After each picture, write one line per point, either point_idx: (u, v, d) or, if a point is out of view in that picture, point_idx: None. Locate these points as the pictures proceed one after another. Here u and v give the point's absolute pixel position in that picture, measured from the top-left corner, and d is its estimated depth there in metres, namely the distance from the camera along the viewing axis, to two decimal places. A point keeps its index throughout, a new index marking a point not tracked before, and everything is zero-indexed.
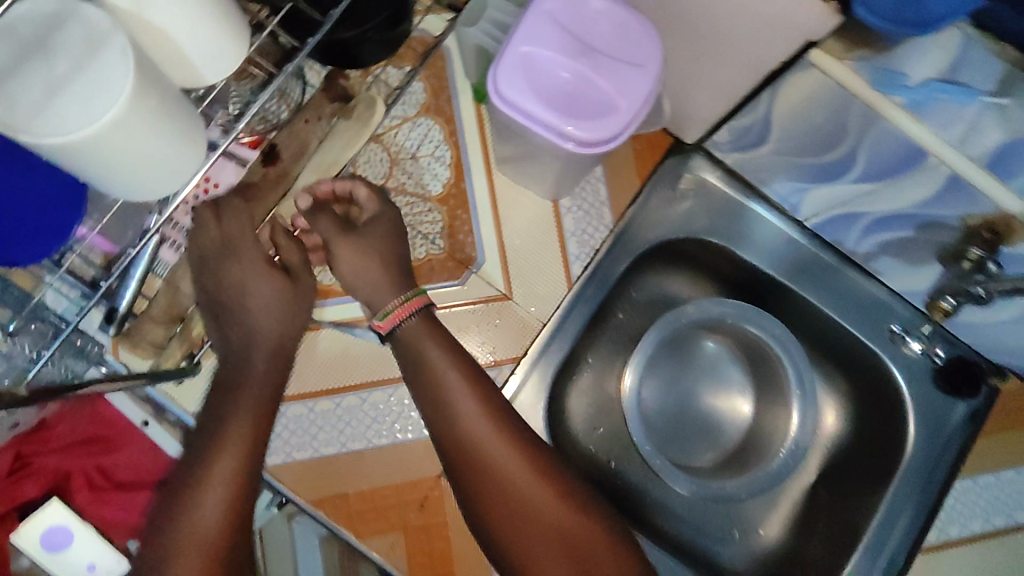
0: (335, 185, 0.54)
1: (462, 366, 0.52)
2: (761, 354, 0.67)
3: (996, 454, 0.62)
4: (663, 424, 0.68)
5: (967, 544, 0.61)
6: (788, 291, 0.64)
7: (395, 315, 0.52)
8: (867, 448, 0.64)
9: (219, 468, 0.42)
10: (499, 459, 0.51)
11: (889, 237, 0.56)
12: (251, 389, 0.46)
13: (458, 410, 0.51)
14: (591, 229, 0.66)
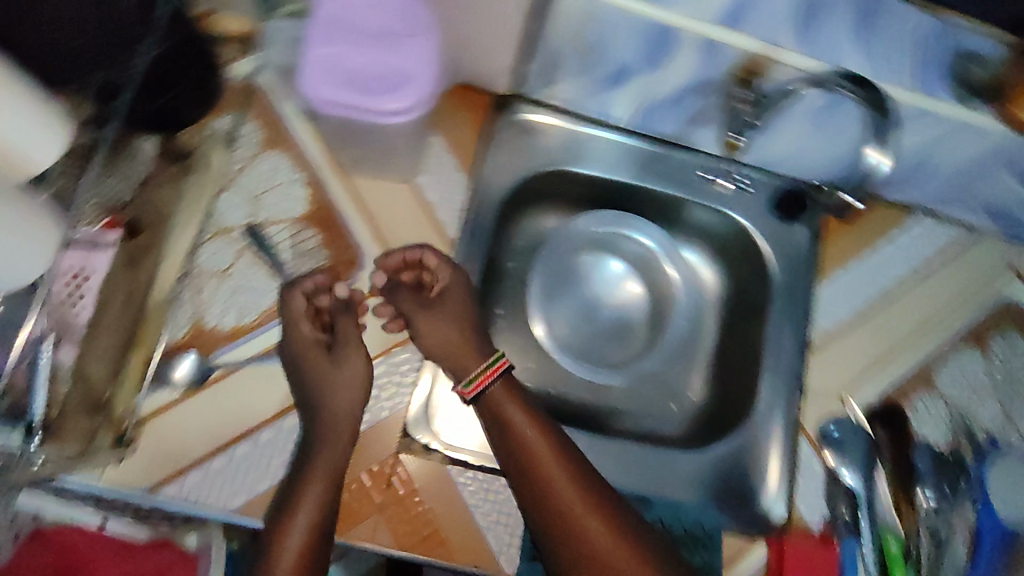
0: (405, 261, 0.67)
1: (533, 417, 0.65)
2: (643, 259, 0.80)
3: (839, 254, 0.75)
4: (580, 342, 0.79)
5: (841, 331, 0.73)
6: (636, 188, 0.76)
7: (480, 379, 0.66)
8: (742, 285, 0.79)
9: (298, 516, 0.56)
10: (561, 489, 0.61)
11: (686, 107, 0.68)
12: (325, 449, 0.59)
13: (529, 446, 0.63)
14: (454, 194, 0.71)
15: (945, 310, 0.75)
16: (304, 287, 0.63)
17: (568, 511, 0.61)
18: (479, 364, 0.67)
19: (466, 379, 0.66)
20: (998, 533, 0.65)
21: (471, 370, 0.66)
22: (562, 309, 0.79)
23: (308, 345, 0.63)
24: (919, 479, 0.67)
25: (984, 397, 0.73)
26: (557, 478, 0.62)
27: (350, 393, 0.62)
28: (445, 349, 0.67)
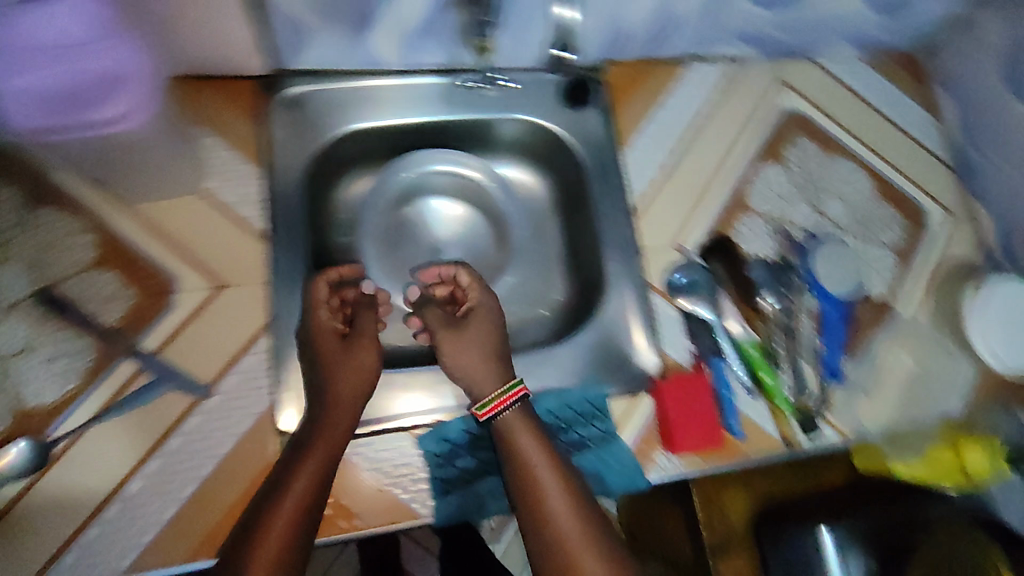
0: (443, 272, 0.73)
1: (549, 451, 0.60)
2: (467, 185, 0.81)
3: (633, 119, 0.80)
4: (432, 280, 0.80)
5: (658, 185, 0.78)
6: (429, 123, 0.77)
7: (494, 404, 0.63)
8: (561, 176, 0.83)
9: (291, 491, 0.55)
10: (566, 526, 0.57)
11: (429, 25, 0.69)
12: (307, 469, 0.56)
13: (536, 484, 0.59)
14: (249, 185, 0.69)
15: (737, 138, 0.82)
16: (328, 277, 0.67)
17: (572, 557, 0.56)
18: (495, 387, 0.64)
19: (479, 403, 0.63)
20: (834, 309, 0.75)
21: (489, 393, 0.63)
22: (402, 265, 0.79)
23: (319, 325, 0.64)
24: (759, 290, 0.75)
25: (793, 201, 0.80)
26: (564, 518, 0.57)
27: (357, 376, 0.63)
28: (466, 362, 0.66)
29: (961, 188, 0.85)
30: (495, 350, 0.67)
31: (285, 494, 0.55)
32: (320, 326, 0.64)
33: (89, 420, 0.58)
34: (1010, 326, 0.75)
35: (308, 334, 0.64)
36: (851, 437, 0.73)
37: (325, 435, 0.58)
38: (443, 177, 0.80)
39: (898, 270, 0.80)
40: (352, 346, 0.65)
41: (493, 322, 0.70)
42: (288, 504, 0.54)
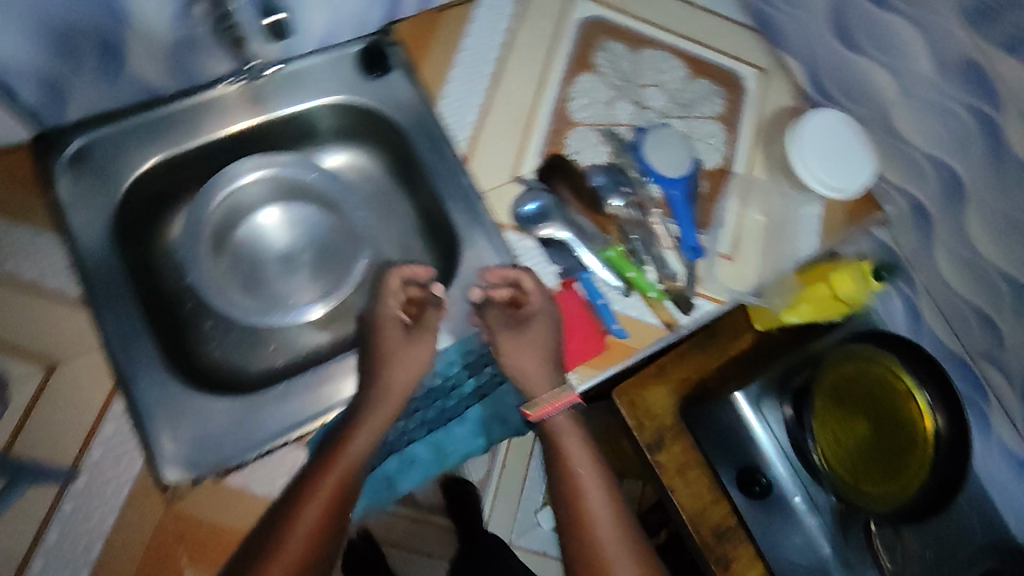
0: (505, 276, 0.69)
1: (608, 488, 0.67)
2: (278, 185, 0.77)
3: (438, 67, 0.78)
4: (270, 290, 0.77)
5: (481, 127, 0.77)
6: (226, 140, 0.74)
7: (543, 407, 0.68)
8: (384, 146, 0.81)
9: (312, 503, 0.58)
10: (610, 552, 0.63)
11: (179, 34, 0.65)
12: (339, 462, 0.61)
13: (586, 493, 0.66)
14: (51, 258, 0.65)
15: (544, 59, 0.81)
16: (401, 275, 0.72)
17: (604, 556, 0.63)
18: (544, 393, 0.69)
19: (529, 405, 0.69)
20: (678, 191, 0.77)
21: (540, 394, 0.69)
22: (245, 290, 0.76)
23: (382, 326, 0.70)
24: (602, 195, 0.76)
25: (613, 103, 0.81)
26: (604, 519, 0.65)
27: (399, 378, 0.67)
28: (526, 371, 0.69)
29: (767, 44, 0.88)
30: (550, 352, 0.69)
31: (316, 483, 0.59)
32: (387, 333, 0.70)
33: None
34: (828, 154, 0.76)
35: (377, 321, 0.72)
36: (729, 302, 0.75)
37: (361, 428, 0.63)
38: (252, 185, 0.76)
39: (728, 138, 0.83)
40: (419, 332, 0.69)
41: (551, 330, 0.69)
42: (311, 514, 0.58)
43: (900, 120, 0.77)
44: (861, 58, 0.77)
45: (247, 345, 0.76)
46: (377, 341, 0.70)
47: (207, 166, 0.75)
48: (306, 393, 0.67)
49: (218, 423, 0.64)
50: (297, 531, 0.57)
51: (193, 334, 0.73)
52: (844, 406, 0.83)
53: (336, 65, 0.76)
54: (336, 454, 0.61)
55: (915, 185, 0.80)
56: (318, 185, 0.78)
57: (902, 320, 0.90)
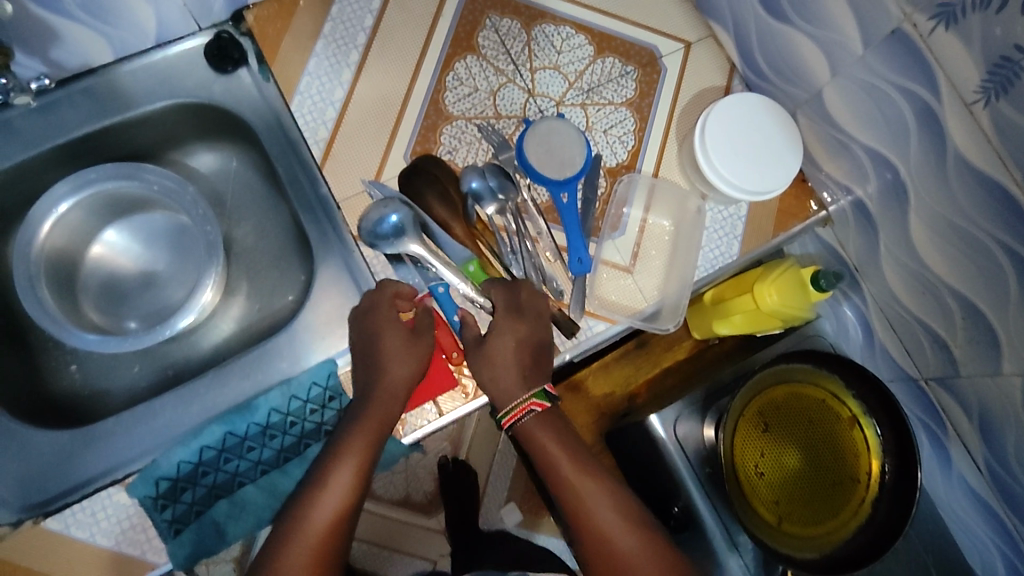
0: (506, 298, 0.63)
1: (568, 443, 0.58)
2: (116, 201, 0.70)
3: (294, 59, 0.69)
4: (115, 303, 0.72)
5: (340, 129, 0.68)
6: (51, 149, 0.66)
7: (513, 414, 0.59)
8: (247, 144, 0.73)
9: (330, 495, 0.54)
10: (600, 517, 0.56)
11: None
12: (363, 424, 0.57)
13: (571, 480, 0.57)
14: None
15: (419, 43, 0.71)
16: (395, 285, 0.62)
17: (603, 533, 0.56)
18: (524, 394, 0.59)
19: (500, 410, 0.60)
20: (572, 196, 0.67)
21: (505, 404, 0.59)
22: (110, 312, 0.72)
23: (384, 326, 0.60)
24: (473, 201, 0.67)
25: (499, 90, 0.71)
26: (594, 502, 0.56)
27: (406, 365, 0.59)
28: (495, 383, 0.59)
29: (696, 12, 0.76)
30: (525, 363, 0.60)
31: (341, 447, 0.56)
32: (390, 330, 0.60)
33: None
34: (738, 150, 0.67)
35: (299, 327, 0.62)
36: (621, 322, 0.67)
37: (385, 393, 0.59)
38: (72, 210, 0.68)
39: (636, 126, 0.72)
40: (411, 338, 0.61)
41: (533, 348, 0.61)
42: (329, 505, 0.53)
43: (835, 105, 0.65)
44: (790, 31, 0.65)
45: (108, 364, 0.71)
46: (372, 340, 0.61)
47: (36, 179, 0.67)
48: (138, 421, 0.61)
49: (45, 455, 0.60)
50: (315, 524, 0.52)
51: (49, 360, 0.69)
52: (775, 434, 0.72)
53: (180, 62, 0.68)
54: (352, 440, 0.56)
55: (856, 181, 0.68)
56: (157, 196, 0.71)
57: (856, 334, 0.78)
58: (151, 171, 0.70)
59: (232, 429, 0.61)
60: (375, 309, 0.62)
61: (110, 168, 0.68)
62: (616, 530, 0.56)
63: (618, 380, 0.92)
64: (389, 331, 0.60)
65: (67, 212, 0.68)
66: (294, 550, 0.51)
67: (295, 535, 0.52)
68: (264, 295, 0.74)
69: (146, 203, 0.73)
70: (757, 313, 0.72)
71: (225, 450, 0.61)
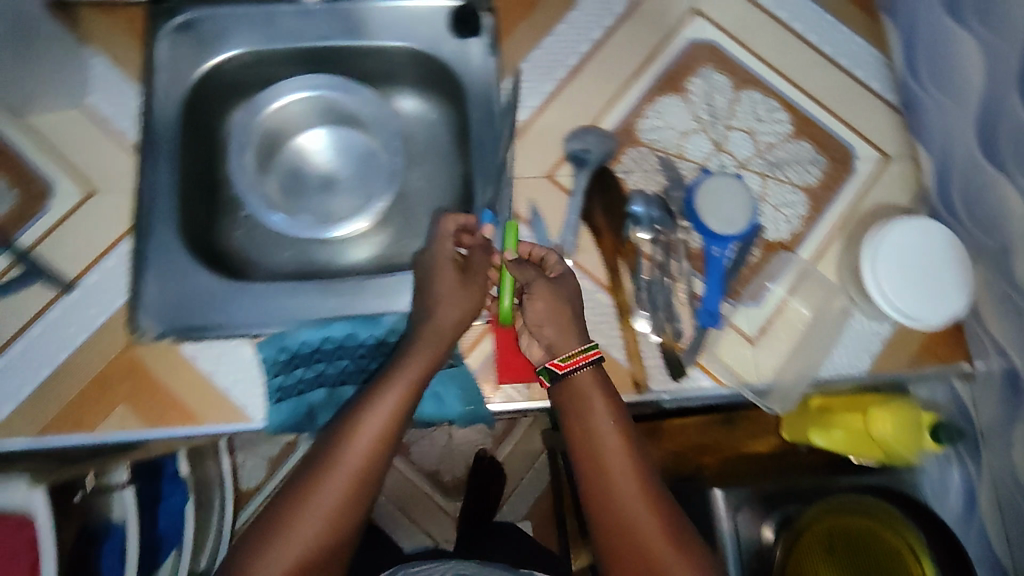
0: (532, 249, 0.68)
1: (617, 408, 0.58)
2: (334, 109, 0.80)
3: (522, 46, 0.77)
4: (297, 196, 0.81)
5: (537, 117, 0.74)
6: (313, 49, 0.78)
7: (574, 359, 0.59)
8: (455, 102, 0.80)
9: (374, 415, 0.55)
10: (623, 489, 0.54)
11: None
12: (410, 359, 0.59)
13: (604, 448, 0.56)
14: (126, 103, 0.72)
15: (634, 69, 0.76)
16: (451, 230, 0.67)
17: (631, 513, 0.54)
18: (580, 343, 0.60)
19: (561, 355, 0.60)
20: (720, 253, 0.69)
21: (567, 348, 0.60)
22: (290, 201, 0.81)
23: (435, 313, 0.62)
24: (632, 223, 0.70)
25: (689, 134, 0.75)
26: (619, 466, 0.55)
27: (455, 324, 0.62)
28: (551, 325, 0.61)
29: (904, 131, 0.76)
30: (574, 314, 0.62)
31: (389, 377, 0.58)
32: (437, 321, 0.62)
33: None
34: (907, 272, 0.66)
35: (430, 263, 0.66)
36: (729, 385, 0.66)
37: (430, 336, 0.61)
38: (296, 103, 0.79)
39: (807, 214, 0.72)
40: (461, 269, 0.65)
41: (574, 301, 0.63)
42: (370, 431, 0.55)
43: (1021, 263, 0.64)
44: (1001, 178, 0.64)
45: (268, 241, 0.79)
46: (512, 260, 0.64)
47: (286, 68, 0.79)
48: (281, 296, 0.68)
49: (200, 291, 0.68)
50: (358, 442, 0.54)
51: (224, 220, 0.78)
52: (836, 561, 0.67)
53: (429, 14, 0.78)
54: (392, 377, 0.58)
55: (1018, 351, 0.64)
56: (365, 118, 0.80)
57: (956, 505, 0.73)
58: (369, 92, 0.79)
59: (355, 332, 0.67)
60: (460, 282, 0.64)
61: (341, 83, 0.78)
62: (644, 518, 0.53)
63: (693, 442, 0.83)
64: (440, 268, 0.65)
65: (293, 102, 0.78)
66: (336, 467, 0.53)
67: (340, 445, 0.54)
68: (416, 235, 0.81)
69: (355, 124, 0.81)
70: (860, 433, 0.70)
71: (342, 347, 0.67)
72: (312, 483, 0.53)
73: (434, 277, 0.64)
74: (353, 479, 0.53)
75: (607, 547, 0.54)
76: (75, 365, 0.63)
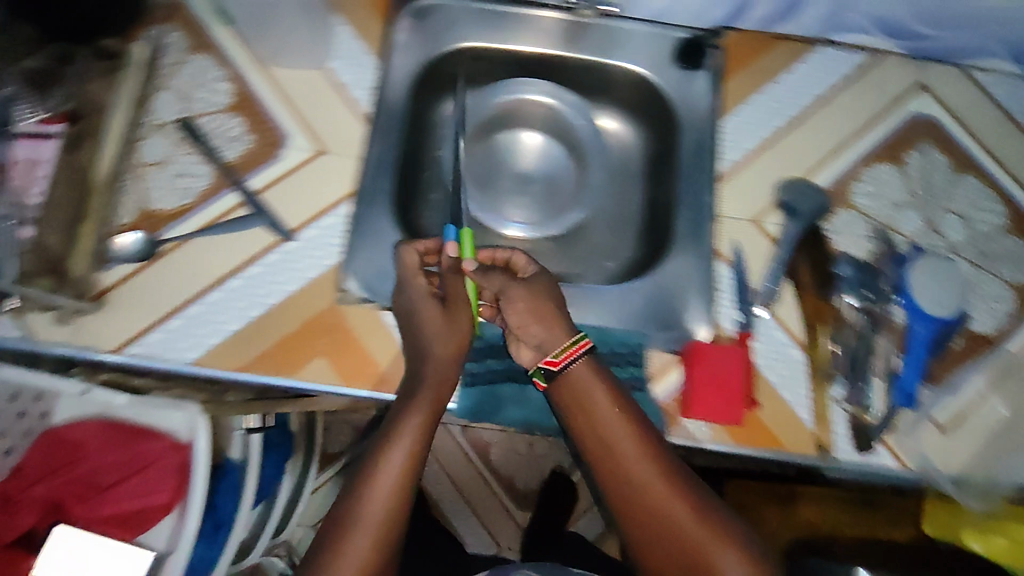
0: (497, 254, 0.70)
1: (614, 393, 0.62)
2: (549, 118, 0.84)
3: (745, 88, 0.77)
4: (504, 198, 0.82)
5: (752, 160, 0.74)
6: (541, 56, 0.80)
7: (568, 352, 0.63)
8: (662, 131, 0.81)
9: (384, 476, 0.59)
10: (625, 454, 0.59)
11: None
12: (413, 406, 0.61)
13: (614, 436, 0.60)
14: (362, 74, 0.75)
15: (856, 131, 0.76)
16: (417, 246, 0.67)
17: (638, 479, 0.59)
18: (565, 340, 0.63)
19: (555, 352, 0.63)
20: (928, 332, 0.66)
21: (559, 346, 0.63)
22: (474, 185, 0.82)
23: (431, 348, 0.62)
24: (838, 283, 0.69)
25: (903, 207, 0.73)
26: (619, 439, 0.60)
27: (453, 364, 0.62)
28: (541, 332, 0.64)
29: None
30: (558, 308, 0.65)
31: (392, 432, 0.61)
32: (436, 355, 0.62)
33: (203, 228, 0.68)
34: None
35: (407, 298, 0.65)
36: (913, 468, 0.64)
37: (431, 380, 0.61)
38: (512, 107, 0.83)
39: (1015, 312, 0.70)
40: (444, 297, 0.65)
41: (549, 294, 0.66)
42: (385, 483, 0.59)
43: None
44: None
45: (452, 227, 0.81)
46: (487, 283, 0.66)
47: (507, 71, 0.82)
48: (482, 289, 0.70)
49: None
50: (373, 500, 0.59)
51: (419, 199, 0.80)
52: None
53: (658, 43, 0.79)
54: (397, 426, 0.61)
55: None
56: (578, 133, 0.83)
57: None
58: (584, 109, 0.84)
59: None
60: (446, 327, 0.63)
61: (562, 95, 0.83)
62: (649, 479, 0.59)
63: (812, 517, 0.84)
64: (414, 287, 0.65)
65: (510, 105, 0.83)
66: (358, 523, 0.58)
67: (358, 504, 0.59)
68: (596, 250, 0.81)
69: (567, 136, 0.84)
70: None
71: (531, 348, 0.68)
72: (339, 538, 0.58)
73: (421, 317, 0.63)
74: (373, 533, 0.58)
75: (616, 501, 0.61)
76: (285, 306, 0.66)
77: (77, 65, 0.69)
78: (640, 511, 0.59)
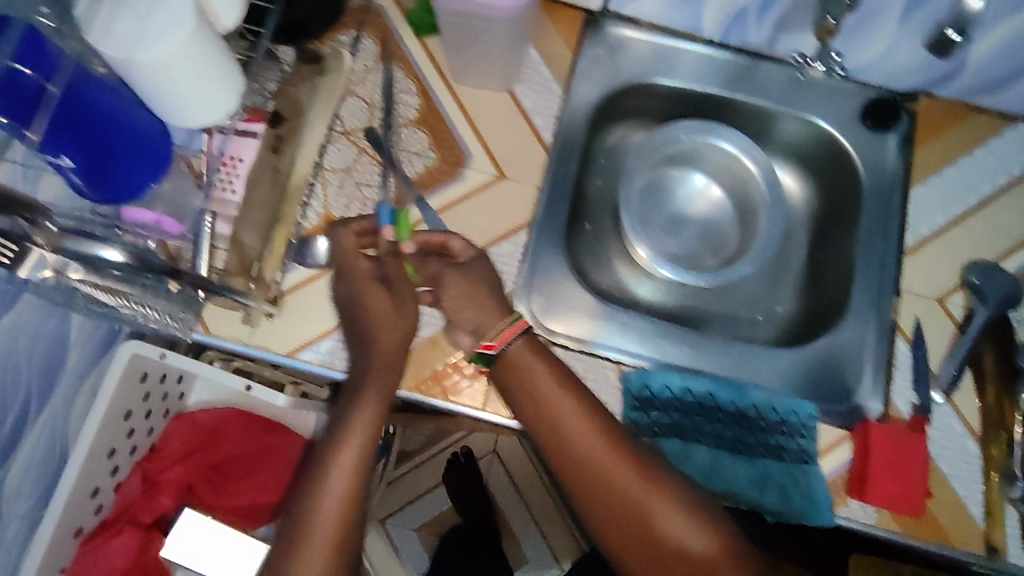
0: (434, 236, 0.65)
1: (561, 379, 0.61)
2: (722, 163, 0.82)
3: (938, 159, 0.74)
4: (669, 238, 0.83)
5: (939, 236, 0.72)
6: (726, 100, 0.78)
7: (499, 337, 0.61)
8: (838, 190, 0.79)
9: (337, 475, 0.57)
10: (584, 444, 0.59)
11: None
12: (368, 386, 0.60)
13: (567, 414, 0.60)
14: (547, 101, 0.74)
15: None
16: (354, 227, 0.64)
17: (601, 469, 0.58)
18: (502, 323, 0.62)
19: (488, 335, 0.62)
20: None
21: (494, 330, 0.62)
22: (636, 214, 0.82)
23: (381, 342, 0.60)
24: None
25: None
26: (576, 429, 0.59)
27: (398, 344, 0.61)
28: (475, 319, 0.63)
29: None
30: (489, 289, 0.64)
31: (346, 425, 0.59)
32: (383, 346, 0.60)
33: None
34: None
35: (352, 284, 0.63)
36: None
37: (377, 366, 0.60)
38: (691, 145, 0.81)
39: None
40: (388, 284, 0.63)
41: (482, 279, 0.64)
42: (342, 477, 0.57)
43: None
44: None
45: (605, 262, 0.80)
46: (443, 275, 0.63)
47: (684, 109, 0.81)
48: (652, 336, 0.70)
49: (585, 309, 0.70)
50: (327, 499, 0.56)
51: (579, 229, 0.79)
52: None
53: (851, 101, 0.76)
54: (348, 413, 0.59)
55: None
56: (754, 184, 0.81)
57: None
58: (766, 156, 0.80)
59: (715, 393, 0.67)
60: (392, 307, 0.61)
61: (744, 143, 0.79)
62: (614, 466, 0.58)
63: None
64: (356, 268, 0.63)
65: (690, 140, 0.80)
66: (312, 525, 0.55)
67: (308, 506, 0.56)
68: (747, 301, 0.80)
69: (738, 183, 0.82)
70: None
71: (699, 405, 0.67)
72: (297, 539, 0.55)
73: (364, 300, 0.61)
74: (333, 534, 0.55)
75: (577, 493, 0.60)
76: (458, 335, 0.64)
77: (278, 64, 0.69)
78: (605, 500, 0.58)
